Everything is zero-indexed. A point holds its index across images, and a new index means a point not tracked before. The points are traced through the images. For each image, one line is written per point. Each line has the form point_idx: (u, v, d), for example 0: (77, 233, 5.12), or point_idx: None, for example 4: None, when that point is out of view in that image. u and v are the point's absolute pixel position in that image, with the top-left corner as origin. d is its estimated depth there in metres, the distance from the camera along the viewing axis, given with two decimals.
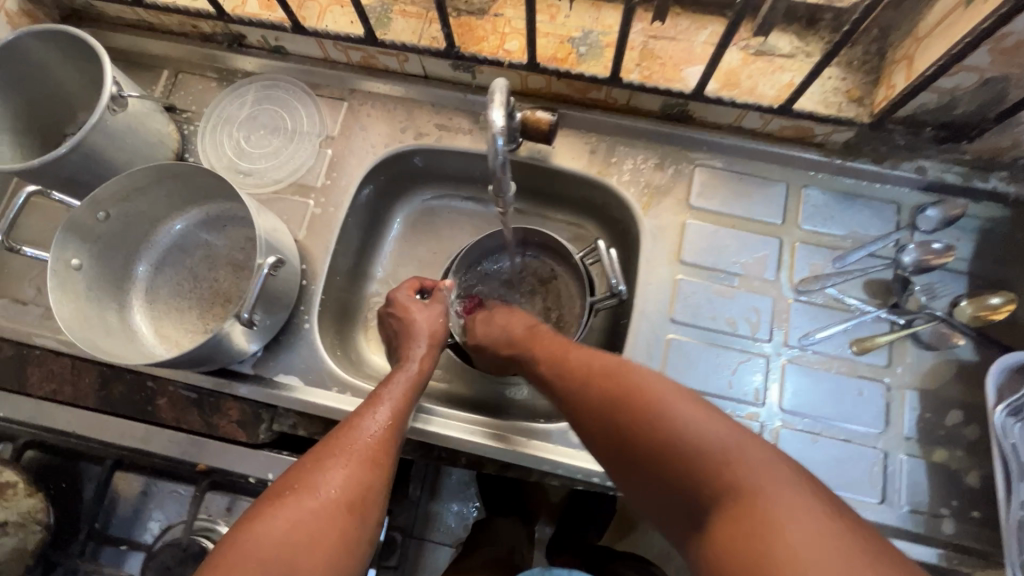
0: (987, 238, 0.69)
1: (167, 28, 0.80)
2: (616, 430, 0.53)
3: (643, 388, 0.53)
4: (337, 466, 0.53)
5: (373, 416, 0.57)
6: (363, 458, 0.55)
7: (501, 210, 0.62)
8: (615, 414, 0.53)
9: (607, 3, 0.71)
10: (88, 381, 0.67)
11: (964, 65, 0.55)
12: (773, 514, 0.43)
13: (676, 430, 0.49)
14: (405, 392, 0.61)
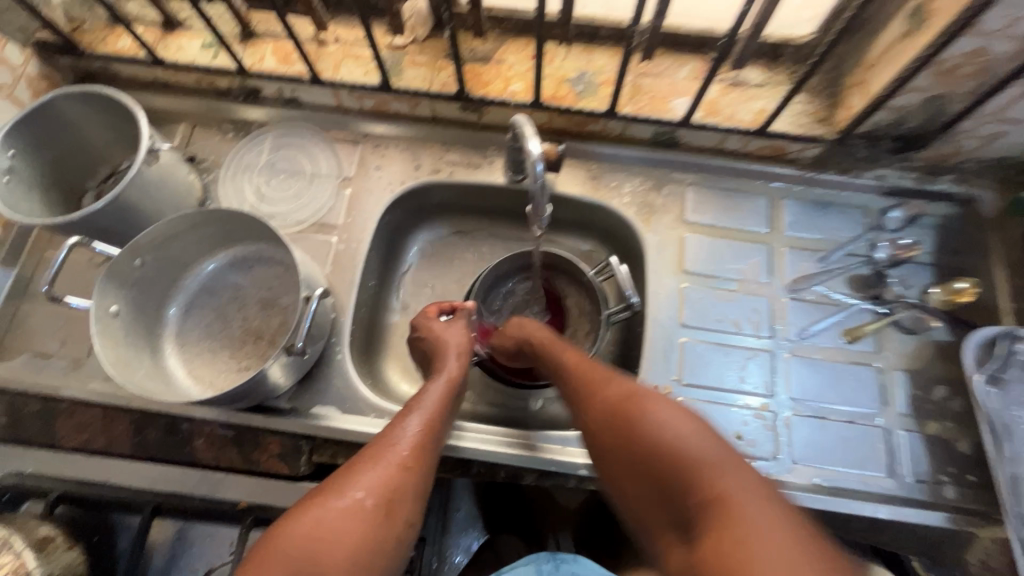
0: (944, 233, 0.79)
1: (183, 85, 0.84)
2: (614, 447, 0.54)
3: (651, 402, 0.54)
4: (381, 467, 0.53)
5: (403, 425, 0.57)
6: (404, 466, 0.54)
7: (538, 231, 0.67)
8: (614, 433, 0.54)
9: (597, 47, 0.79)
10: (121, 428, 0.67)
11: (910, 87, 0.65)
12: (741, 536, 0.42)
13: (672, 446, 0.50)
14: (438, 402, 0.62)
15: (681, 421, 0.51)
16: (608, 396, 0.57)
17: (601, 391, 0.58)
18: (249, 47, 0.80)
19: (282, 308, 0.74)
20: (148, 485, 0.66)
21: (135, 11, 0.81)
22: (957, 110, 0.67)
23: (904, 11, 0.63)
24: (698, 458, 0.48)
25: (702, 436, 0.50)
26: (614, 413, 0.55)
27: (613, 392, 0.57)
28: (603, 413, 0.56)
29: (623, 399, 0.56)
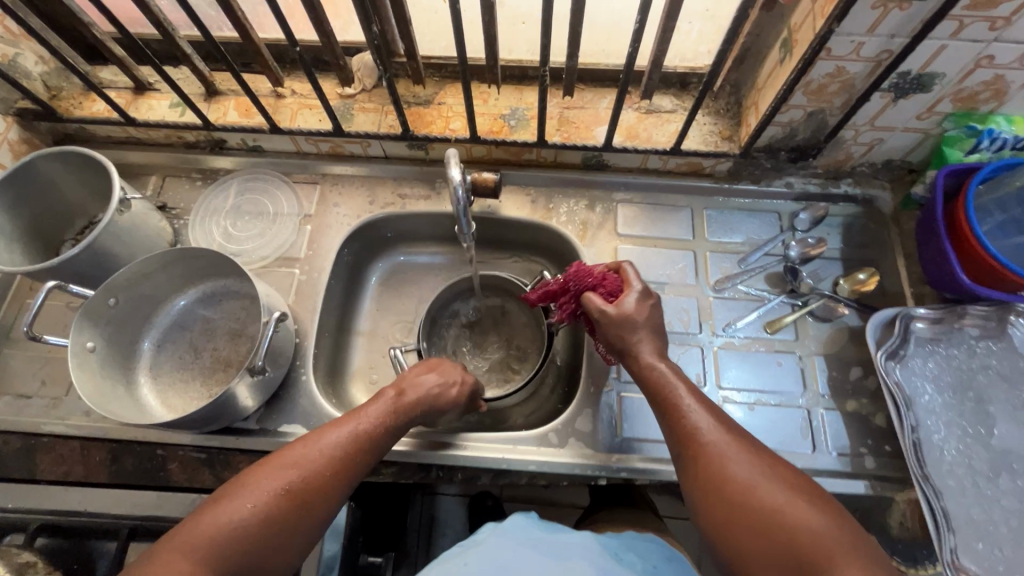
0: (850, 229, 0.87)
1: (154, 141, 0.92)
2: (744, 527, 0.53)
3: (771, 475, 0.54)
4: (298, 482, 0.54)
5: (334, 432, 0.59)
6: (321, 484, 0.55)
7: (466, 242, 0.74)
8: (742, 512, 0.53)
9: (527, 86, 0.89)
10: (99, 458, 0.72)
11: (790, 105, 0.74)
12: None
13: (813, 542, 0.50)
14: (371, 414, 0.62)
15: (812, 514, 0.52)
16: (726, 470, 0.55)
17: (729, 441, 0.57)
18: (214, 104, 0.88)
19: (250, 336, 0.80)
20: (127, 508, 0.71)
21: (109, 78, 0.90)
22: (836, 121, 0.77)
23: (777, 40, 0.73)
24: (835, 558, 0.49)
25: (836, 533, 0.50)
26: (747, 495, 0.54)
27: (736, 471, 0.55)
28: (730, 489, 0.54)
29: (749, 484, 0.54)
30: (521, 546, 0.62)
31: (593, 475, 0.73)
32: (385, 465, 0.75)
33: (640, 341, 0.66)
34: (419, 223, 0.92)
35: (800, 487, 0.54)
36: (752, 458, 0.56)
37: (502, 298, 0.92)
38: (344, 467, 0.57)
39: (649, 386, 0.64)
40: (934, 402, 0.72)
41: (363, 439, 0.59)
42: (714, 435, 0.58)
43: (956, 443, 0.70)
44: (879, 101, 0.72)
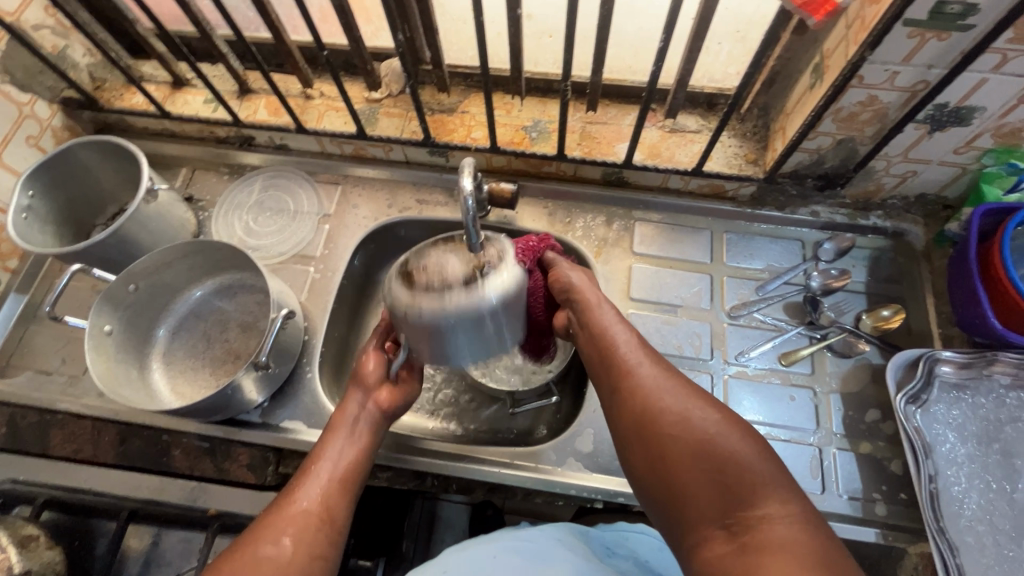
0: (877, 264, 0.84)
1: (186, 134, 0.95)
2: (658, 433, 0.53)
3: (667, 405, 0.54)
4: (266, 536, 0.54)
5: (313, 485, 0.58)
6: (307, 523, 0.56)
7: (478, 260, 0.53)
8: (664, 437, 0.52)
9: (551, 99, 0.89)
10: (108, 439, 0.74)
11: (819, 131, 0.72)
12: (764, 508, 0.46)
13: (739, 469, 0.48)
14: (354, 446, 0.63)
15: (739, 441, 0.50)
16: (651, 393, 0.55)
17: (642, 380, 0.56)
18: (245, 102, 0.91)
19: (260, 330, 0.81)
20: (131, 490, 0.74)
21: (150, 72, 0.94)
22: (867, 151, 0.74)
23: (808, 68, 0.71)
24: (764, 491, 0.47)
25: (767, 463, 0.49)
26: (676, 417, 0.53)
27: (664, 400, 0.54)
28: (658, 415, 0.53)
29: (678, 412, 0.53)
30: (503, 553, 0.63)
31: (588, 496, 0.72)
32: (382, 469, 0.76)
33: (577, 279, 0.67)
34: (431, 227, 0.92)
35: (740, 421, 0.53)
36: (685, 391, 0.55)
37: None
38: (332, 501, 0.58)
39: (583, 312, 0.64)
40: (955, 452, 0.69)
41: (339, 468, 0.61)
42: (648, 372, 0.57)
43: (978, 497, 0.67)
44: (913, 133, 0.69)
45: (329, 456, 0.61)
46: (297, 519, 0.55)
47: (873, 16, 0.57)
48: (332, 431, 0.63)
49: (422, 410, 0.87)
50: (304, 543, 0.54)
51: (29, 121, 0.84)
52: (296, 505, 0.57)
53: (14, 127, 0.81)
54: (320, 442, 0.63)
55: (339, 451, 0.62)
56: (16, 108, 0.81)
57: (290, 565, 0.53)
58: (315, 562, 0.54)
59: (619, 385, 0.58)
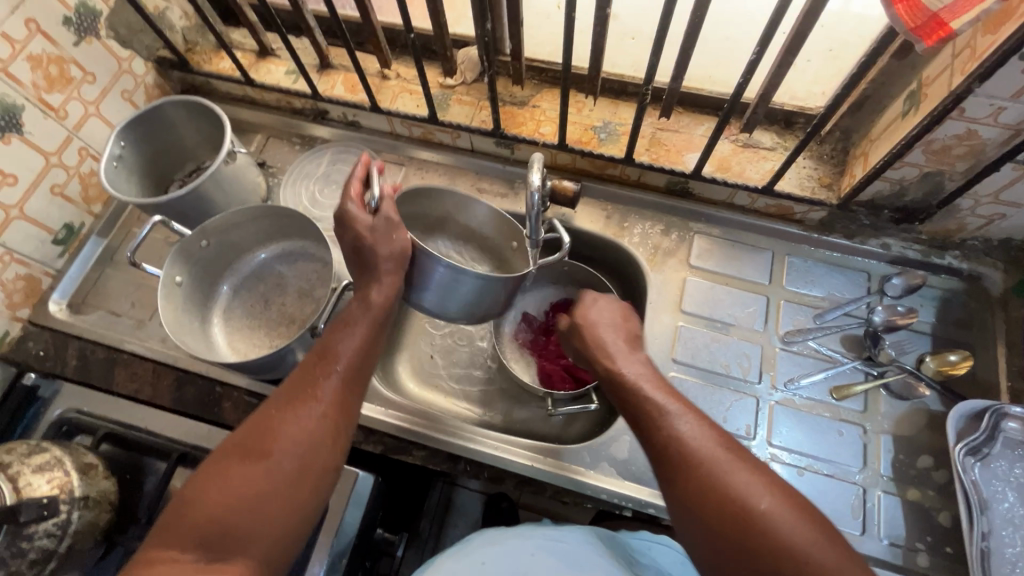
0: (947, 305, 0.80)
1: (265, 102, 0.99)
2: (719, 519, 0.52)
3: (730, 488, 0.52)
4: (277, 446, 0.56)
5: (319, 398, 0.59)
6: (318, 433, 0.58)
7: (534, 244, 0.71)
8: (726, 532, 0.51)
9: (623, 101, 0.88)
10: (166, 383, 0.80)
11: (906, 161, 0.69)
12: None
13: (803, 562, 0.48)
14: (359, 356, 0.63)
15: (802, 531, 0.50)
16: (708, 472, 0.54)
17: (704, 460, 0.54)
18: (324, 76, 0.94)
19: (316, 298, 0.84)
20: (182, 434, 0.76)
21: (238, 40, 0.97)
22: (954, 187, 0.71)
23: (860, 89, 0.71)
24: None
25: (832, 552, 0.49)
26: (738, 503, 0.51)
27: (726, 480, 0.53)
28: (718, 498, 0.52)
29: (744, 497, 0.52)
30: (539, 552, 0.63)
31: (619, 504, 0.72)
32: (417, 447, 0.76)
33: (612, 339, 0.68)
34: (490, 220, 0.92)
35: (801, 508, 0.52)
36: (745, 469, 0.54)
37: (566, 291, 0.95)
38: (340, 413, 0.60)
39: (626, 380, 0.63)
40: (1014, 512, 0.65)
41: (348, 376, 0.62)
42: (703, 447, 0.55)
43: None
44: (1009, 173, 0.65)
45: (342, 360, 0.62)
46: (311, 428, 0.57)
47: (987, 48, 0.55)
48: (345, 337, 0.64)
49: (460, 396, 0.89)
50: (314, 454, 0.57)
51: (126, 76, 0.88)
52: (305, 414, 0.58)
53: (112, 80, 0.86)
54: (328, 347, 0.63)
55: (346, 359, 0.62)
56: (116, 63, 0.86)
57: (299, 475, 0.56)
58: (324, 471, 0.57)
59: (674, 466, 0.55)
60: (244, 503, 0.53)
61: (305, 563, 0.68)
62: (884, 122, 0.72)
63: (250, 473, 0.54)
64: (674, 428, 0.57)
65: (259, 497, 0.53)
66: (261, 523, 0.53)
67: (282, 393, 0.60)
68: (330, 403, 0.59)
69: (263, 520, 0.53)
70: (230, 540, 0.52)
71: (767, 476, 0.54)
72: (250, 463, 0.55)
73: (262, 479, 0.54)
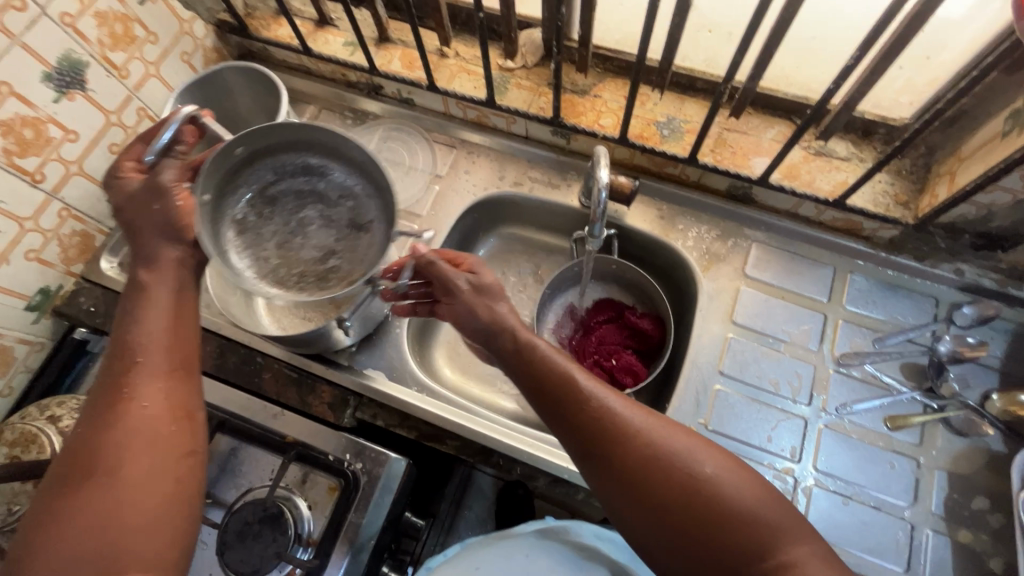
0: (1020, 341, 0.75)
1: (321, 73, 0.97)
2: (659, 492, 0.51)
3: (660, 456, 0.52)
4: (115, 449, 0.51)
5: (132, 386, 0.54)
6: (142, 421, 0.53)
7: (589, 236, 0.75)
8: (669, 503, 0.50)
9: (690, 97, 0.84)
10: (208, 349, 0.80)
11: (1000, 186, 0.64)
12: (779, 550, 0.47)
13: (748, 516, 0.49)
14: (159, 331, 0.57)
15: (740, 485, 0.50)
16: (638, 446, 0.52)
17: (630, 432, 0.53)
18: (382, 50, 0.92)
19: None
20: (220, 399, 0.76)
21: (297, 7, 0.96)
22: None
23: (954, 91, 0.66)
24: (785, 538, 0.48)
25: (772, 504, 0.50)
26: (675, 468, 0.51)
27: (661, 448, 0.52)
28: (653, 472, 0.51)
29: (678, 462, 0.51)
30: None
31: None
32: (451, 436, 0.76)
33: (505, 311, 0.64)
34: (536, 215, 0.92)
35: (734, 461, 0.52)
36: (673, 431, 0.54)
37: (609, 289, 0.92)
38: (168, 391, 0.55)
39: (536, 353, 0.60)
40: None
41: (151, 356, 0.56)
42: (626, 419, 0.54)
43: None
44: None
45: (142, 348, 0.55)
46: (150, 428, 0.52)
47: None
48: (138, 321, 0.57)
49: (494, 387, 0.88)
50: (164, 442, 0.53)
51: (186, 38, 0.88)
52: (130, 412, 0.53)
53: (173, 41, 0.86)
54: (119, 336, 0.56)
55: (148, 344, 0.56)
56: (178, 24, 0.86)
57: (161, 467, 0.52)
58: (185, 457, 0.54)
59: (599, 444, 0.54)
60: (113, 513, 0.48)
61: (335, 539, 0.69)
62: (979, 140, 0.67)
63: (105, 485, 0.49)
64: (595, 402, 0.55)
65: (124, 502, 0.49)
66: (148, 523, 0.49)
67: (95, 405, 0.54)
68: (154, 392, 0.54)
69: (144, 524, 0.49)
70: (119, 555, 0.47)
71: (695, 436, 0.54)
72: (95, 482, 0.49)
73: (115, 487, 0.49)
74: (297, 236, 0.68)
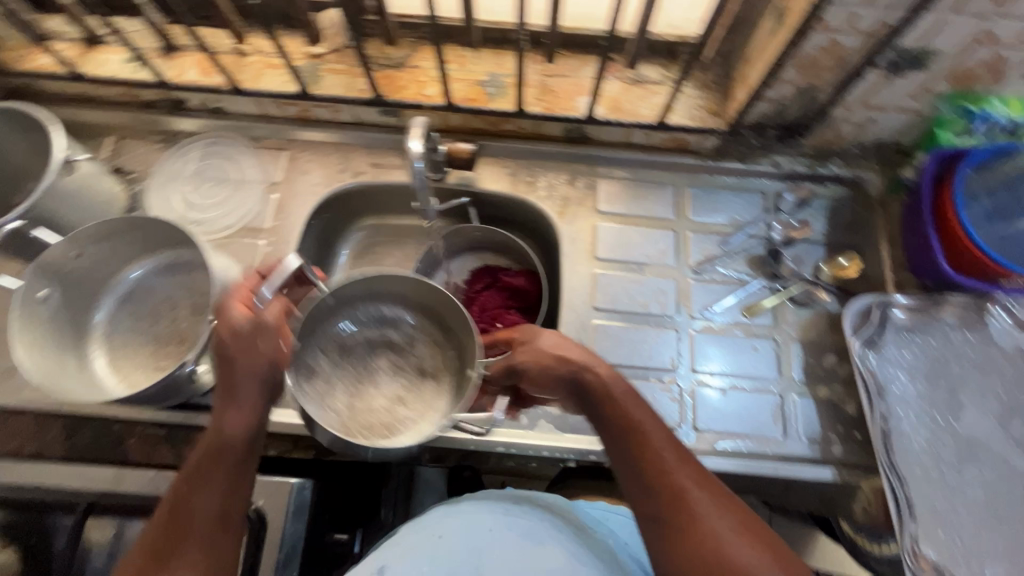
0: (835, 212, 0.85)
1: (110, 98, 0.86)
2: (706, 563, 0.51)
3: (716, 535, 0.52)
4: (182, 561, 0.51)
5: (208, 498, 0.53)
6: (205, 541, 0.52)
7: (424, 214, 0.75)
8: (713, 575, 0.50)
9: (506, 51, 0.84)
10: (54, 433, 0.72)
11: (781, 79, 0.71)
12: None
13: None
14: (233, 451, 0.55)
15: None
16: (701, 518, 0.52)
17: (695, 506, 0.53)
18: (171, 61, 0.83)
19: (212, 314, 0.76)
20: (85, 480, 0.67)
21: (57, 28, 0.84)
22: (827, 98, 0.74)
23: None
24: None
25: None
26: (720, 550, 0.51)
27: (719, 530, 0.52)
28: (709, 544, 0.51)
29: (727, 549, 0.51)
30: (499, 527, 0.60)
31: (561, 458, 0.73)
32: (351, 444, 0.74)
33: (602, 369, 0.62)
34: (382, 285, 0.75)
35: (782, 554, 0.52)
36: (733, 515, 0.53)
37: (482, 256, 0.92)
38: (216, 515, 0.53)
39: (621, 409, 0.59)
40: (906, 391, 0.72)
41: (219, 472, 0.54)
42: (695, 489, 0.54)
43: (926, 432, 0.70)
44: (872, 79, 0.68)
45: (219, 470, 0.54)
46: (203, 547, 0.51)
47: None
48: (231, 431, 0.56)
49: None
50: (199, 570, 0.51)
51: None
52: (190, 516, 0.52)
53: None
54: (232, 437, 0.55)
55: (238, 452, 0.55)
56: None
57: None
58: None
59: (673, 505, 0.53)
60: None
61: None
62: (757, 41, 0.73)
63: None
64: (671, 469, 0.55)
65: None
66: None
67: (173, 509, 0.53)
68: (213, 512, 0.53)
69: None
70: None
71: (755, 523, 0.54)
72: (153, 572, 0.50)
73: None
74: (339, 362, 0.76)
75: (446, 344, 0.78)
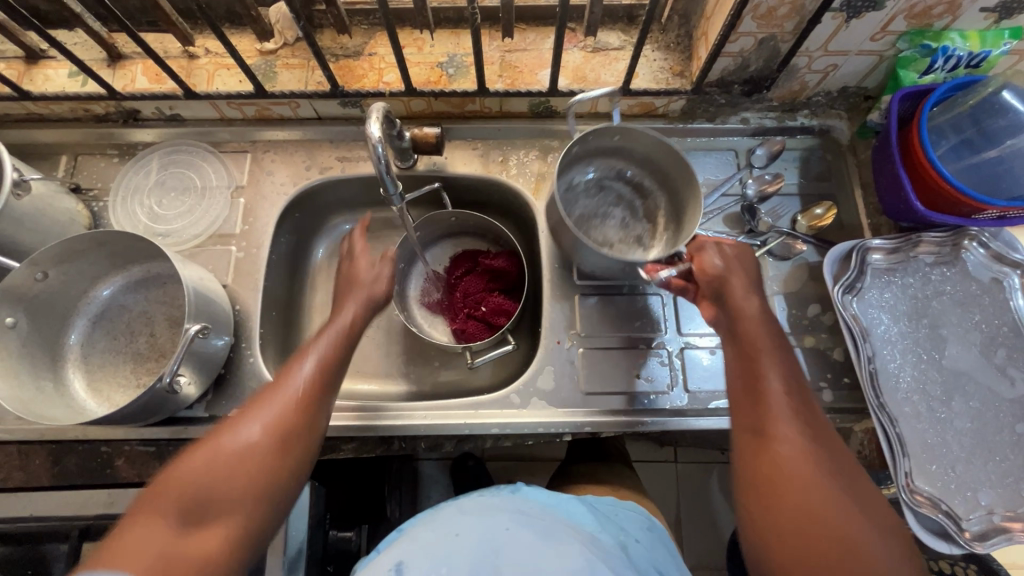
0: (807, 163, 0.85)
1: (59, 116, 0.83)
2: (779, 491, 0.52)
3: (800, 471, 0.52)
4: (230, 459, 0.53)
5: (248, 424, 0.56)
6: (258, 451, 0.54)
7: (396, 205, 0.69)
8: (792, 506, 0.51)
9: (463, 30, 0.83)
10: (39, 462, 0.70)
11: (740, 32, 0.70)
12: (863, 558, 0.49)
13: (847, 538, 0.50)
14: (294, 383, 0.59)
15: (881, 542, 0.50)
16: (802, 447, 0.54)
17: (788, 439, 0.54)
18: (119, 70, 0.80)
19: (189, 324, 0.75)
20: (77, 507, 0.66)
21: None
22: (789, 48, 0.73)
23: None
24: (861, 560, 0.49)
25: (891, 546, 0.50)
26: (813, 479, 0.52)
27: (809, 463, 0.53)
28: (792, 477, 0.52)
29: (827, 481, 0.52)
30: (516, 525, 0.58)
31: (556, 433, 0.73)
32: (346, 441, 0.74)
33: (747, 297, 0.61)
34: (627, 140, 0.79)
35: (873, 510, 0.52)
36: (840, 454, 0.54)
37: (460, 242, 0.91)
38: (276, 434, 0.56)
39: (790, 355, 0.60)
40: (890, 331, 0.73)
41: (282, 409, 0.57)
42: (813, 426, 0.56)
43: (912, 370, 0.71)
44: (831, 23, 0.68)
45: (280, 388, 0.58)
46: (245, 461, 0.53)
47: None
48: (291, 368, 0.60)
49: (381, 376, 0.85)
50: (251, 473, 0.53)
51: None
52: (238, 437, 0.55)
53: None
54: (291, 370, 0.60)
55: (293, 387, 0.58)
56: None
57: (229, 502, 0.52)
58: (264, 498, 0.54)
59: (765, 435, 0.55)
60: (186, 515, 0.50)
61: None
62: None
63: (212, 474, 0.52)
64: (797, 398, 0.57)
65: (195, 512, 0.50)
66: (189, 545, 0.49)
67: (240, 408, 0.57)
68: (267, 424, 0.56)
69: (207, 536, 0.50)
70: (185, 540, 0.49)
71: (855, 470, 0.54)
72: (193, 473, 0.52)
73: (212, 495, 0.51)
74: (603, 219, 0.83)
75: (664, 188, 0.82)
